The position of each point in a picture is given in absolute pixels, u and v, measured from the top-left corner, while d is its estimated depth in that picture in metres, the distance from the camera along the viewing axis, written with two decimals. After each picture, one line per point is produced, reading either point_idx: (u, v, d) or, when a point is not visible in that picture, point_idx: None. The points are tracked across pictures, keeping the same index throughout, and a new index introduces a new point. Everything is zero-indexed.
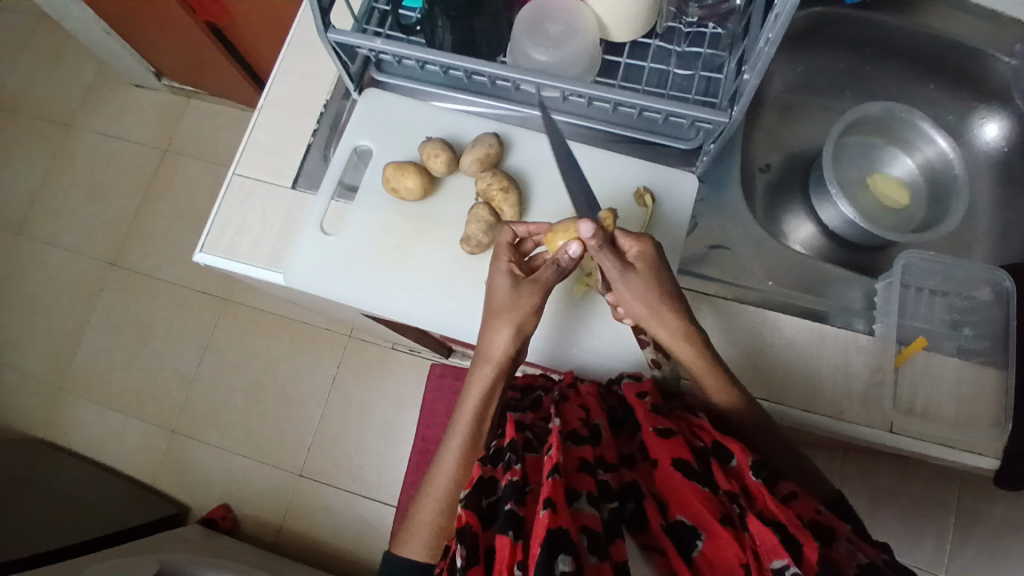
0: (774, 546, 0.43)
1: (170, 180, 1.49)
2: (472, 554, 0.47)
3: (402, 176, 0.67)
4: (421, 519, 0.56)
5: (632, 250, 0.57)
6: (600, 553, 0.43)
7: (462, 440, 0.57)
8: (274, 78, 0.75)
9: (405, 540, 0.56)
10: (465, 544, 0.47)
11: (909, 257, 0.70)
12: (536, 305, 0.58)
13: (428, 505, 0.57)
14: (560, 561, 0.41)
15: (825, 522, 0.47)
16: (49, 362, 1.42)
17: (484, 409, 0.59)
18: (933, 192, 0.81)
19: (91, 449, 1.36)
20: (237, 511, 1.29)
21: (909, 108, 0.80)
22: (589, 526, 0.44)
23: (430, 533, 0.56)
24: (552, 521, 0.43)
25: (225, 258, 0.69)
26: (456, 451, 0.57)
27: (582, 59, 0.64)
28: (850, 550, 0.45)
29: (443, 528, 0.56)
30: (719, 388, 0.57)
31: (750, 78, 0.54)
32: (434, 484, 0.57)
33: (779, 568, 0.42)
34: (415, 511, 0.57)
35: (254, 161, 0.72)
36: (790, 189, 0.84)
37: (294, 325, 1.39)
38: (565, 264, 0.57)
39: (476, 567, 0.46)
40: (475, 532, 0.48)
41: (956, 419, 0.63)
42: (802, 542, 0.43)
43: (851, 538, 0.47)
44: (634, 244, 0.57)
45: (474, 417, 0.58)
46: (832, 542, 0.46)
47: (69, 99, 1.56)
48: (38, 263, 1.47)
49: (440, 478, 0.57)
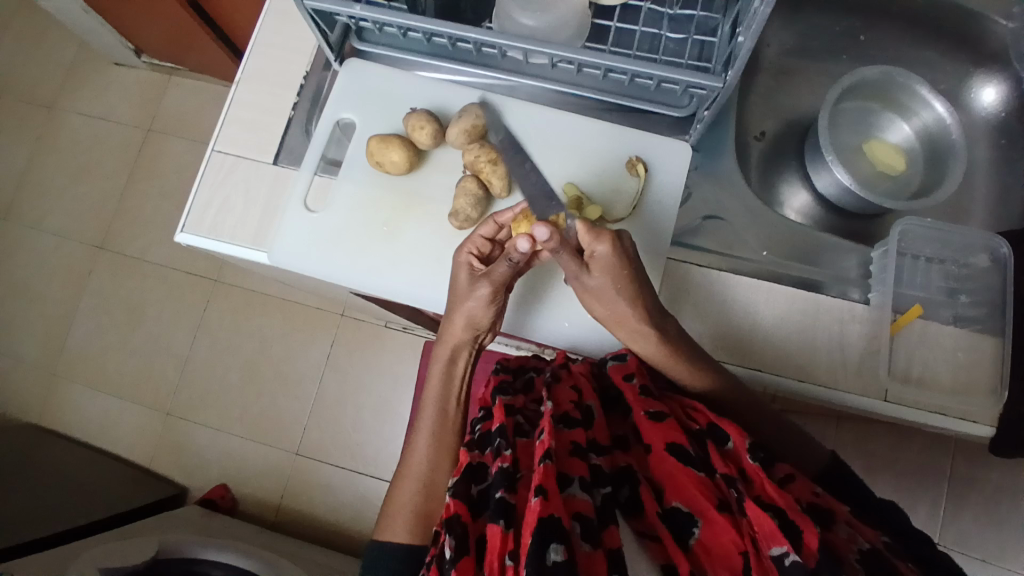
0: (773, 533, 0.42)
1: (155, 160, 1.46)
2: (463, 544, 0.46)
3: (386, 149, 0.65)
4: (401, 500, 0.57)
5: (594, 250, 0.55)
6: (593, 541, 0.42)
7: (430, 421, 0.60)
8: (251, 50, 0.72)
9: (387, 523, 0.56)
10: (455, 533, 0.46)
11: (907, 224, 0.69)
12: (491, 297, 0.58)
13: (406, 486, 0.57)
14: (552, 551, 0.40)
15: (823, 506, 0.47)
16: (40, 348, 1.40)
17: (447, 386, 0.62)
18: (930, 156, 0.79)
19: (88, 433, 1.36)
20: (236, 491, 1.30)
21: (907, 72, 0.78)
22: (582, 512, 0.44)
23: (411, 513, 0.56)
24: (543, 508, 0.42)
25: (208, 238, 0.67)
26: (426, 433, 0.60)
27: (570, 24, 0.62)
28: (849, 535, 0.45)
29: (424, 506, 0.56)
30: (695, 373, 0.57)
31: (745, 40, 0.53)
32: (411, 464, 0.59)
33: (779, 556, 0.41)
34: (394, 494, 0.58)
35: (234, 137, 0.69)
36: (786, 158, 0.82)
37: (286, 304, 1.37)
38: (517, 259, 0.55)
39: (465, 557, 0.46)
40: (465, 522, 0.47)
41: (953, 385, 0.63)
42: (803, 530, 0.42)
43: (851, 522, 0.46)
44: (595, 243, 0.55)
45: (438, 394, 0.61)
46: (832, 527, 0.45)
47: (48, 80, 1.52)
48: (24, 247, 1.45)
49: (416, 455, 0.59)
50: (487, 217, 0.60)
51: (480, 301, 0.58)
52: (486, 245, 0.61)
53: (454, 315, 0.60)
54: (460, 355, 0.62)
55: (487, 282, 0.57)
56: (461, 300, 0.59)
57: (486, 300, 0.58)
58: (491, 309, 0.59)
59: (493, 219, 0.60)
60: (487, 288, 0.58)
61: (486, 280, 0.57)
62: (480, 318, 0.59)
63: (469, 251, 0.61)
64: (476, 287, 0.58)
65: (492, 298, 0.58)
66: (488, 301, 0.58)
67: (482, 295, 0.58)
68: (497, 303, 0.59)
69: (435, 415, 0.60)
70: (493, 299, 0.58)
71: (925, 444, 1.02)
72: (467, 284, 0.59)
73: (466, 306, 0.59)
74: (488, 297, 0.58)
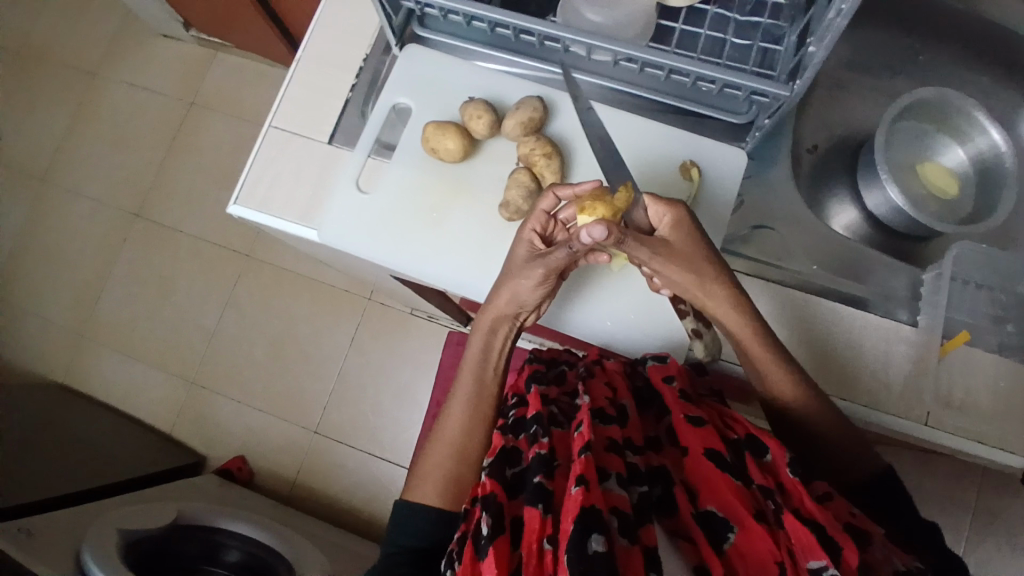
0: (811, 546, 0.43)
1: (196, 133, 1.48)
2: (498, 523, 0.46)
3: (442, 135, 0.66)
4: (432, 465, 0.57)
5: (663, 218, 0.57)
6: (631, 536, 0.42)
7: (466, 391, 0.60)
8: (312, 30, 0.73)
9: (416, 486, 0.56)
10: (491, 512, 0.46)
11: (960, 248, 0.67)
12: (547, 276, 0.58)
13: (438, 451, 0.57)
14: (593, 540, 0.40)
15: (860, 526, 0.47)
16: (72, 310, 1.43)
17: (488, 359, 0.61)
18: (983, 183, 0.78)
19: (113, 397, 1.38)
20: (253, 465, 1.31)
21: (965, 96, 0.76)
22: (619, 507, 0.44)
23: (442, 480, 0.56)
24: (585, 498, 0.42)
25: (259, 213, 0.68)
26: (461, 402, 0.59)
27: (638, 22, 0.62)
28: (885, 555, 0.45)
29: (455, 474, 0.56)
30: (784, 374, 0.56)
31: (816, 50, 0.52)
32: (444, 431, 0.58)
33: (816, 568, 0.43)
34: (425, 458, 0.58)
35: (290, 115, 0.70)
36: (836, 173, 0.80)
37: (314, 284, 1.38)
38: (577, 248, 0.54)
39: (501, 536, 0.45)
40: (500, 501, 0.47)
41: (992, 414, 0.62)
42: (842, 545, 0.44)
43: (885, 543, 0.46)
44: (664, 211, 0.57)
45: (476, 366, 0.61)
46: (867, 546, 0.45)
47: (97, 47, 1.54)
48: (63, 210, 1.48)
49: (450, 423, 0.59)
50: (548, 191, 0.60)
51: (530, 281, 0.58)
52: (547, 221, 0.60)
53: (502, 289, 0.60)
54: (500, 329, 0.62)
55: (544, 263, 0.57)
56: (512, 277, 0.59)
57: (537, 280, 0.58)
58: (539, 292, 0.59)
59: (555, 192, 0.59)
60: (541, 270, 0.57)
61: (542, 260, 0.57)
62: (524, 297, 0.60)
63: (532, 228, 0.60)
64: (532, 266, 0.58)
65: (544, 280, 0.58)
66: (539, 282, 0.58)
67: (536, 275, 0.58)
68: (548, 284, 0.59)
69: (472, 385, 0.60)
70: (545, 281, 0.58)
71: (950, 472, 1.01)
72: (524, 262, 0.59)
73: (514, 285, 0.59)
74: (540, 278, 0.58)
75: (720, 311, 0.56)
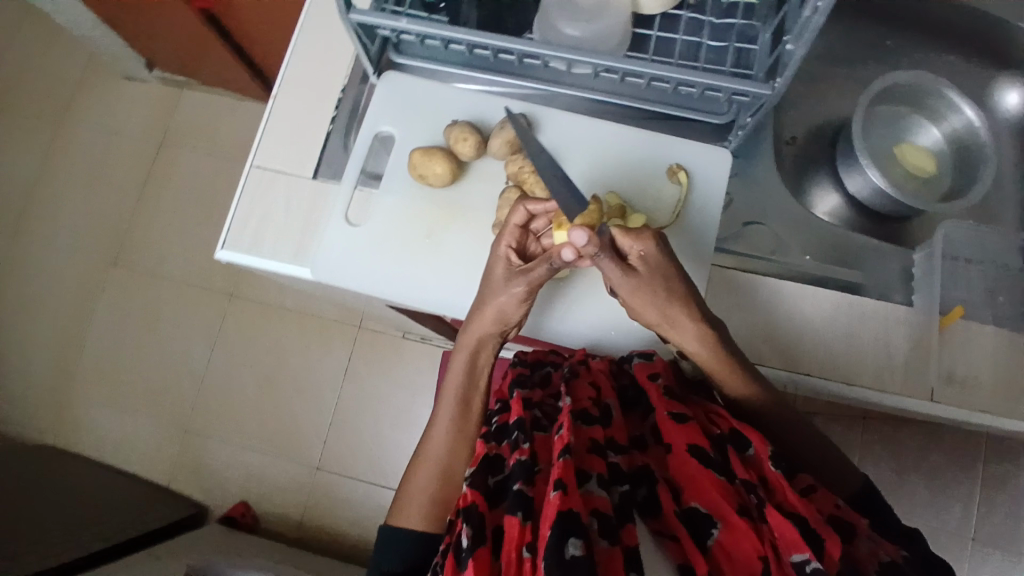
0: (795, 541, 0.42)
1: (168, 174, 1.45)
2: (479, 534, 0.45)
3: (430, 161, 0.66)
4: (417, 487, 0.57)
5: (634, 251, 0.55)
6: (611, 537, 0.41)
7: (451, 410, 0.59)
8: (287, 62, 0.72)
9: (401, 509, 0.57)
10: (471, 523, 0.45)
11: (948, 227, 0.69)
12: (524, 297, 0.58)
13: (422, 473, 0.57)
14: (571, 544, 0.39)
15: (842, 519, 0.46)
16: (54, 366, 1.39)
17: (472, 378, 0.61)
18: (959, 160, 0.81)
19: (104, 451, 1.34)
20: (257, 508, 1.28)
21: (937, 77, 0.79)
22: (600, 509, 0.42)
23: (426, 501, 0.56)
24: (563, 502, 0.41)
25: (249, 255, 0.66)
26: (446, 422, 0.59)
27: (615, 33, 0.62)
28: (868, 550, 0.44)
29: (440, 495, 0.56)
30: (736, 379, 0.56)
31: (794, 48, 0.53)
32: (428, 452, 0.58)
33: (799, 562, 0.41)
34: (409, 480, 0.58)
35: (272, 151, 0.69)
36: (818, 162, 0.82)
37: (303, 316, 1.36)
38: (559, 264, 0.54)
39: (482, 547, 0.44)
40: (481, 512, 0.46)
41: (994, 388, 0.63)
42: (824, 540, 0.43)
43: (869, 537, 0.45)
44: (635, 244, 0.55)
45: (459, 384, 0.60)
46: (850, 540, 0.44)
47: (58, 94, 1.51)
48: (36, 263, 1.43)
49: (433, 444, 0.59)
50: (517, 207, 0.58)
51: (513, 299, 0.58)
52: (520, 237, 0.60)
53: (483, 308, 0.59)
54: (484, 349, 0.61)
55: (522, 280, 0.56)
56: (495, 293, 0.58)
57: (519, 298, 0.58)
58: (523, 307, 0.59)
59: (526, 206, 0.57)
60: (522, 287, 0.57)
61: (520, 278, 0.57)
62: (511, 314, 0.59)
63: (507, 245, 0.59)
64: (510, 284, 0.57)
65: (525, 298, 0.58)
66: (522, 299, 0.58)
67: (514, 295, 0.57)
68: (529, 302, 0.59)
69: (455, 406, 0.59)
70: (526, 300, 0.58)
71: (952, 444, 1.03)
72: (503, 279, 0.58)
73: (498, 301, 0.58)
74: (521, 297, 0.58)
75: (684, 337, 0.56)
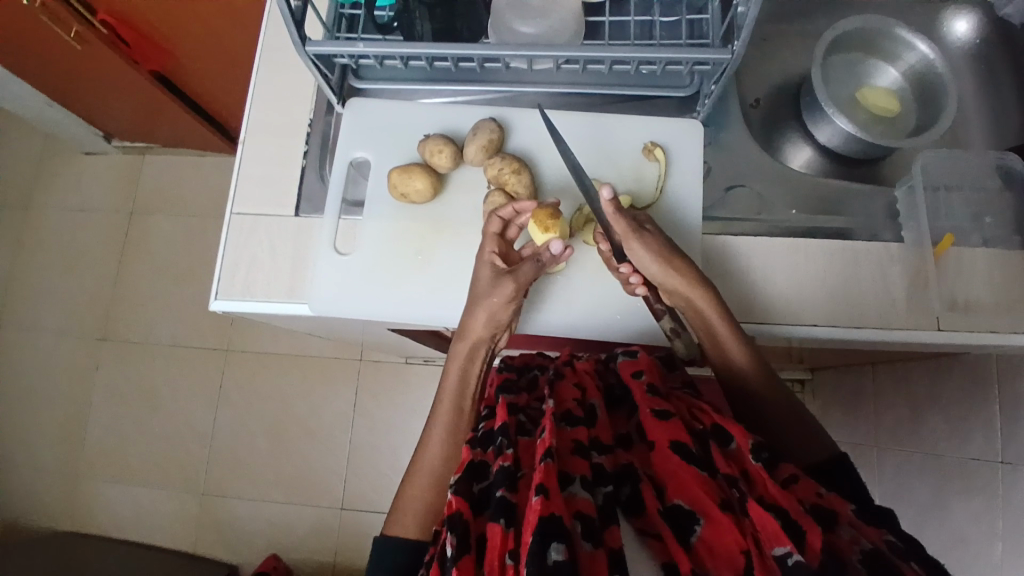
0: (777, 533, 0.39)
1: (143, 241, 1.44)
2: (464, 542, 0.42)
3: (409, 178, 0.65)
4: (413, 497, 0.53)
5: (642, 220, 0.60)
6: (594, 540, 0.38)
7: (445, 418, 0.57)
8: (250, 106, 0.71)
9: (396, 519, 0.52)
10: (457, 531, 0.42)
11: (925, 158, 0.70)
12: (513, 296, 0.59)
13: (417, 483, 0.54)
14: (553, 550, 0.36)
15: (826, 507, 0.43)
16: (57, 452, 1.36)
17: (465, 386, 0.59)
18: (920, 95, 0.82)
19: (123, 529, 1.31)
20: (288, 559, 1.26)
21: (885, 18, 0.81)
22: (584, 511, 0.40)
23: (422, 511, 0.52)
24: (545, 506, 0.38)
25: (243, 301, 0.66)
26: (441, 429, 0.56)
27: (570, 25, 0.63)
28: (852, 537, 0.41)
29: (434, 504, 0.53)
30: (732, 335, 0.57)
31: (746, 10, 0.54)
32: (422, 460, 0.55)
33: (782, 556, 0.38)
34: (403, 490, 0.54)
35: (249, 196, 0.69)
36: (785, 120, 0.83)
37: (302, 359, 1.35)
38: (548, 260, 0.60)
39: (466, 556, 0.41)
40: (466, 519, 0.43)
41: (997, 307, 0.64)
42: (806, 531, 0.40)
43: (854, 522, 0.42)
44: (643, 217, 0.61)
45: (455, 391, 0.58)
46: (833, 528, 0.41)
47: (19, 179, 1.49)
48: (23, 352, 1.41)
49: (428, 452, 0.55)
50: (491, 215, 0.62)
51: (502, 299, 0.58)
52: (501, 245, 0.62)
53: (476, 310, 0.59)
54: (476, 356, 0.60)
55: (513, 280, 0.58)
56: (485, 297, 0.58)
57: (508, 297, 0.58)
58: (511, 308, 0.60)
59: (500, 213, 0.62)
60: (510, 286, 0.58)
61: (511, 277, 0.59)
62: (501, 316, 0.60)
63: (491, 251, 0.61)
64: (500, 283, 0.59)
65: (513, 296, 0.59)
66: (511, 299, 0.59)
67: (505, 293, 0.58)
68: (516, 302, 0.59)
69: (449, 413, 0.57)
70: (514, 299, 0.59)
71: None
72: (491, 280, 0.59)
73: (489, 303, 0.59)
74: (510, 294, 0.58)
75: (685, 289, 0.58)
